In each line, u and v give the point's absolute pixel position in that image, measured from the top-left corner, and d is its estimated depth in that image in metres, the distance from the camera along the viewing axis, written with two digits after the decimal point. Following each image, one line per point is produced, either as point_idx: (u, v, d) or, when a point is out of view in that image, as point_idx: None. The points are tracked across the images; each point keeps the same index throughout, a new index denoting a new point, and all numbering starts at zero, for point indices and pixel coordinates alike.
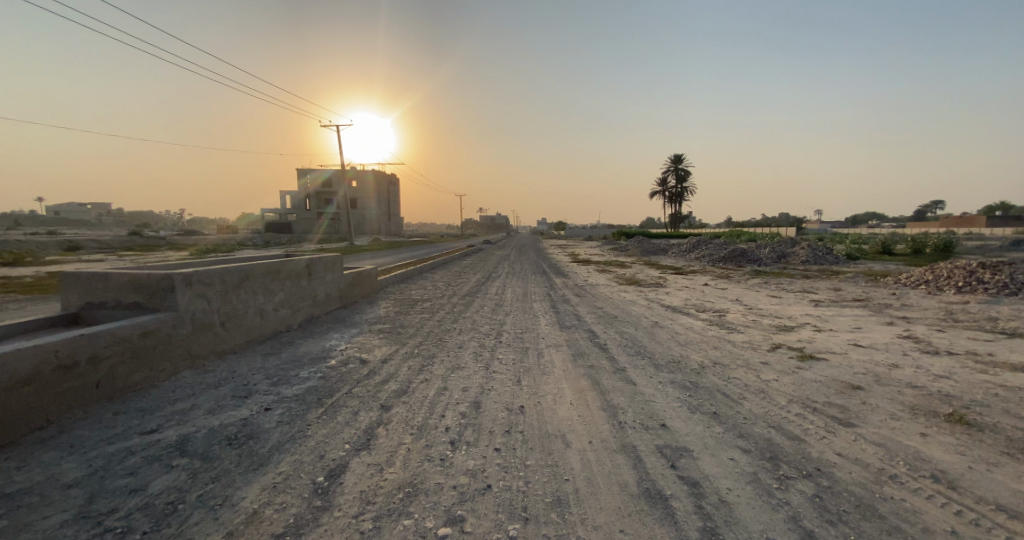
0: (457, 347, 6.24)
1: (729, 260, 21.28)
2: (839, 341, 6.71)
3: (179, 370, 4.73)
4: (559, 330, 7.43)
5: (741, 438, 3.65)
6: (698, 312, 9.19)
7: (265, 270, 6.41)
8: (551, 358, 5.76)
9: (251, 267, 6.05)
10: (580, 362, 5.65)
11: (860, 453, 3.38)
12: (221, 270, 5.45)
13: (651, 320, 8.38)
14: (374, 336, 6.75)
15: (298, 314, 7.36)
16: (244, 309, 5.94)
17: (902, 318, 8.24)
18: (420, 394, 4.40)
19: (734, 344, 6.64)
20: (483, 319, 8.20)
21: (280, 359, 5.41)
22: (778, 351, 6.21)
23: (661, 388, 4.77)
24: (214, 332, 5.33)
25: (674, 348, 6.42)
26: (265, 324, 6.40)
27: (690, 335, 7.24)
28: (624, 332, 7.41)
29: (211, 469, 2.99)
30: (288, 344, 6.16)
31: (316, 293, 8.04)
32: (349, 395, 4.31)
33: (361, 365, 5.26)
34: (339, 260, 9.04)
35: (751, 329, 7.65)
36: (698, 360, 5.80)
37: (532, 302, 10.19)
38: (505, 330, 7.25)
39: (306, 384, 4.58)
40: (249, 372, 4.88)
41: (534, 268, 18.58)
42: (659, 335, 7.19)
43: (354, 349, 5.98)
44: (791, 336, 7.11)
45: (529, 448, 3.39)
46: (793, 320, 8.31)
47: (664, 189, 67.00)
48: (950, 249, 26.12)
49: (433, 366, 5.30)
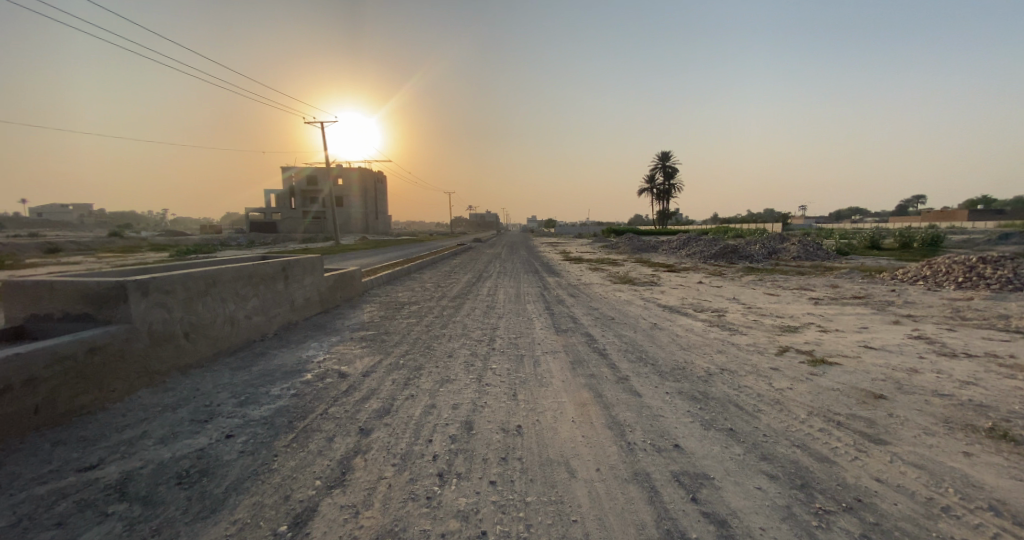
0: (447, 355, 5.78)
1: (721, 256, 21.04)
2: (849, 343, 6.42)
3: (135, 388, 4.18)
4: (555, 334, 7.02)
5: (765, 461, 3.28)
6: (697, 312, 8.85)
7: (235, 274, 5.89)
8: (547, 366, 5.35)
9: (218, 272, 5.53)
10: (580, 370, 5.24)
11: (902, 479, 3.09)
12: (182, 275, 4.91)
13: (649, 322, 7.98)
14: (356, 344, 6.26)
15: (273, 321, 6.83)
16: (211, 317, 5.42)
17: (907, 316, 8.02)
18: (405, 413, 3.96)
19: (740, 347, 6.30)
20: (474, 323, 7.74)
21: (250, 374, 4.91)
22: (788, 355, 5.88)
23: (669, 400, 4.38)
24: (176, 344, 4.79)
25: (677, 352, 6.06)
26: (236, 333, 5.87)
27: (692, 337, 6.89)
28: (623, 335, 7.01)
29: (153, 516, 2.48)
30: (261, 355, 5.64)
31: (293, 298, 7.51)
32: (324, 416, 3.85)
33: (340, 380, 4.78)
34: (318, 262, 8.50)
35: (755, 330, 7.33)
36: (704, 366, 5.44)
37: (525, 303, 9.75)
38: (497, 336, 6.81)
39: (277, 404, 4.09)
40: (215, 390, 4.37)
41: (525, 267, 18.14)
42: (660, 338, 6.83)
43: (334, 360, 5.50)
44: (798, 337, 6.79)
45: (529, 480, 2.96)
46: (796, 320, 8.02)
47: (653, 185, 67.07)
48: (938, 242, 26.17)
49: (420, 379, 4.85)
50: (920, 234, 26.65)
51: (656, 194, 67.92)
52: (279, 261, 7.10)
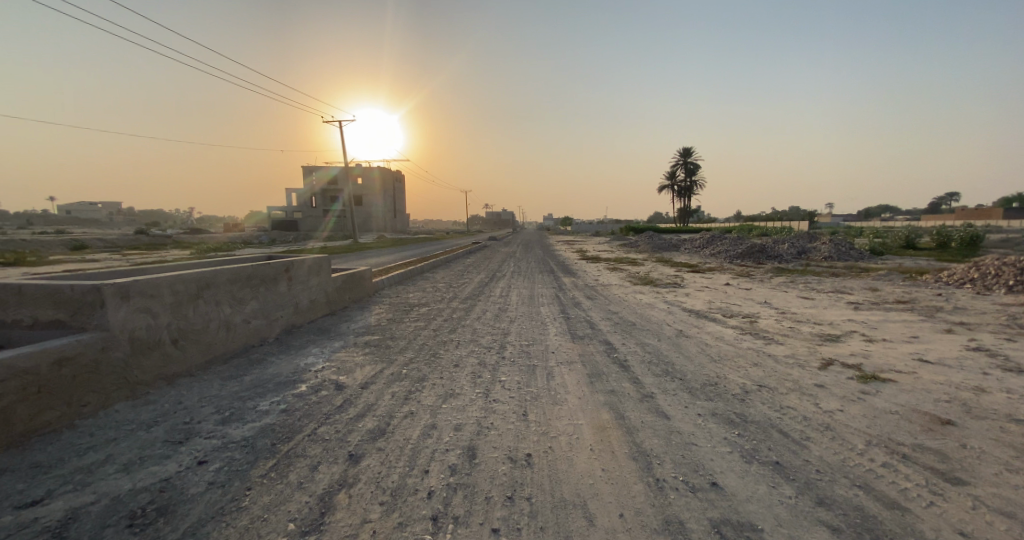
0: (454, 364, 5.36)
1: (747, 256, 20.13)
2: (900, 353, 5.73)
3: (111, 403, 3.88)
4: (572, 341, 6.50)
5: (823, 508, 2.73)
6: (725, 318, 8.22)
7: (232, 276, 5.57)
8: (563, 380, 4.85)
9: (211, 274, 5.21)
10: (599, 386, 4.73)
11: (994, 534, 2.51)
12: (168, 279, 4.62)
13: (674, 328, 7.42)
14: (358, 351, 5.86)
15: (275, 325, 6.51)
16: (203, 323, 5.10)
17: (960, 324, 7.22)
18: (402, 435, 3.53)
19: (776, 359, 5.70)
20: (485, 328, 7.29)
21: (241, 385, 4.55)
22: (832, 368, 5.24)
23: (701, 424, 3.86)
24: (161, 353, 4.50)
25: (706, 364, 5.50)
26: (231, 338, 5.55)
27: (722, 347, 6.30)
28: (645, 344, 6.46)
29: None
30: (257, 362, 5.29)
31: (297, 300, 7.18)
32: (311, 438, 3.45)
33: (335, 393, 4.39)
34: (325, 262, 8.18)
35: (792, 339, 6.69)
36: (738, 382, 4.87)
37: (540, 306, 9.26)
38: (509, 343, 6.33)
39: (262, 422, 3.71)
40: (199, 405, 4.03)
41: (541, 267, 17.65)
42: (686, 348, 6.26)
43: (333, 369, 5.11)
44: (841, 347, 6.14)
45: (538, 528, 2.51)
46: (835, 328, 7.33)
47: (673, 183, 65.70)
48: (980, 242, 24.59)
49: (422, 393, 4.41)
50: (961, 231, 25.23)
51: (675, 192, 66.38)
52: (283, 261, 6.79)
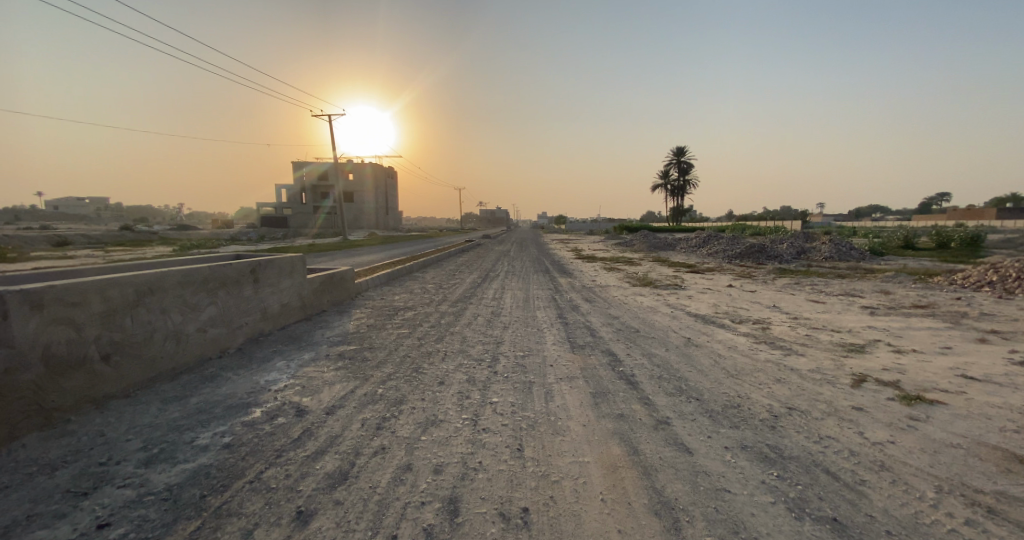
0: (438, 381, 4.67)
1: (746, 256, 19.61)
2: (937, 367, 5.13)
3: (15, 437, 3.19)
4: (571, 352, 5.83)
5: None
6: (735, 324, 7.61)
7: (184, 278, 4.82)
8: (563, 402, 4.18)
9: (157, 277, 4.47)
10: (605, 409, 4.07)
11: None
12: (97, 283, 3.89)
13: (682, 336, 6.80)
14: (330, 365, 5.15)
15: (238, 334, 5.77)
16: (146, 333, 4.35)
17: (993, 332, 6.65)
18: (369, 482, 2.84)
19: (801, 375, 5.08)
20: (475, 336, 6.58)
21: (183, 409, 3.79)
22: (868, 388, 4.62)
23: (729, 460, 3.24)
24: (89, 371, 3.79)
25: (724, 380, 4.88)
26: (183, 351, 4.79)
27: (737, 359, 5.68)
28: (652, 354, 5.82)
29: None
30: (210, 380, 4.55)
31: (265, 305, 6.44)
32: (254, 487, 2.76)
33: (295, 421, 3.67)
34: (300, 262, 7.44)
35: (812, 350, 6.08)
36: (764, 404, 4.24)
37: (536, 310, 8.61)
38: (502, 355, 5.65)
39: (195, 462, 2.98)
40: (124, 437, 3.27)
41: (537, 267, 16.98)
42: (699, 360, 5.63)
43: (298, 388, 4.40)
44: (869, 360, 5.54)
45: None
46: (857, 336, 6.73)
47: (667, 182, 65.44)
48: (979, 243, 24.27)
49: (399, 421, 3.72)
50: (960, 231, 24.98)
51: (670, 190, 65.99)
52: (249, 261, 6.05)
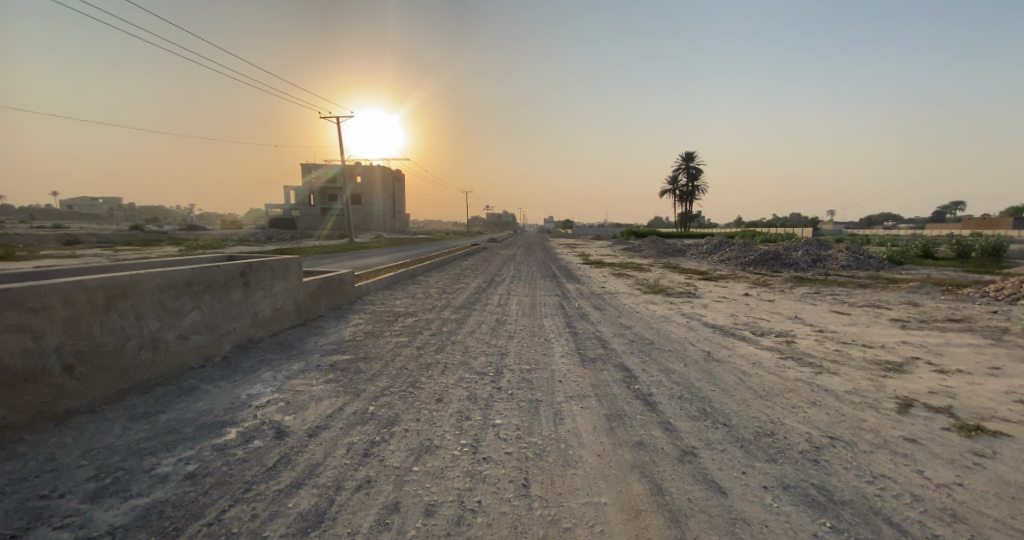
0: (436, 398, 4.25)
1: (759, 264, 19.05)
2: (990, 392, 4.64)
3: None
4: (582, 366, 5.37)
5: None
6: (756, 337, 7.10)
7: (163, 281, 4.43)
8: (575, 426, 3.74)
9: (131, 279, 4.07)
10: (622, 435, 3.62)
11: None
12: (60, 285, 3.49)
13: (701, 349, 6.31)
14: (320, 377, 4.74)
15: (225, 341, 5.37)
16: (118, 341, 3.95)
17: None
18: (347, 528, 2.41)
19: (837, 397, 4.58)
20: (478, 347, 6.13)
21: (150, 428, 3.37)
22: (916, 415, 4.15)
23: (771, 505, 2.76)
24: (47, 384, 3.38)
25: (753, 402, 4.39)
26: (160, 361, 4.39)
27: (764, 377, 5.17)
28: (670, 370, 5.33)
29: None
30: (187, 393, 4.15)
31: (256, 310, 6.05)
32: (211, 532, 2.34)
33: (272, 445, 3.25)
34: (296, 264, 7.07)
35: (846, 368, 5.56)
36: (802, 433, 3.75)
37: (543, 318, 8.16)
38: (506, 369, 5.20)
39: (150, 497, 2.56)
40: (77, 463, 2.85)
41: (544, 272, 16.53)
42: (721, 377, 5.15)
43: (282, 404, 3.99)
44: (911, 382, 5.01)
45: None
46: (891, 353, 6.22)
47: (676, 187, 64.88)
48: (1002, 253, 23.49)
49: (390, 447, 3.30)
50: (980, 241, 24.23)
51: (679, 196, 65.33)
52: (238, 263, 5.68)
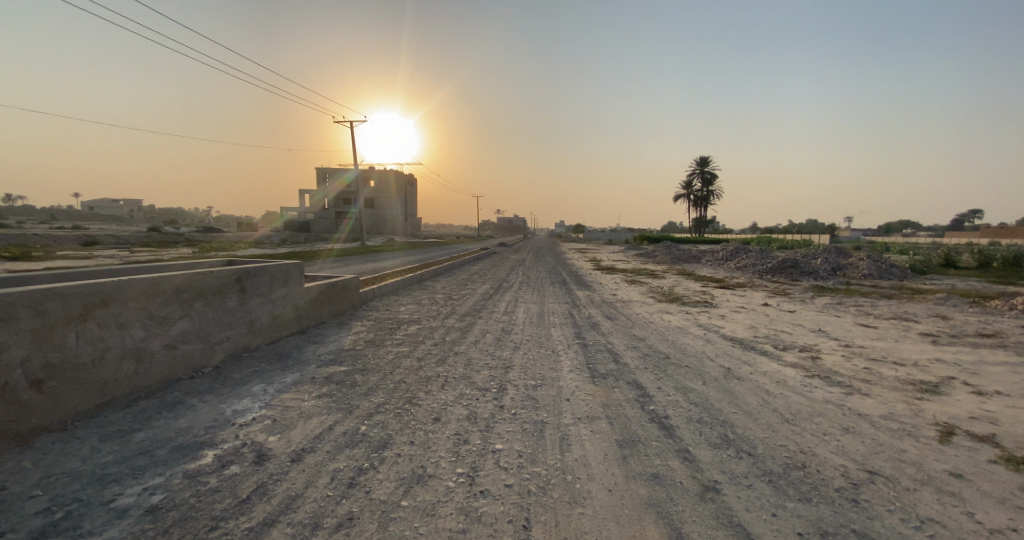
0: (433, 418, 3.94)
1: (777, 272, 18.46)
2: None
3: None
4: (592, 383, 5.03)
5: None
6: (779, 352, 6.66)
7: (148, 288, 4.22)
8: (583, 454, 3.39)
9: (107, 287, 3.85)
10: (636, 466, 3.26)
11: None
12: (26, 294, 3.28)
13: (720, 365, 5.90)
14: (313, 391, 4.46)
15: (217, 351, 5.15)
16: (95, 353, 3.75)
17: None
18: None
19: (872, 422, 4.16)
20: (481, 359, 5.81)
21: (121, 452, 3.12)
22: (962, 444, 3.71)
23: None
24: (10, 400, 3.16)
25: (780, 428, 4.00)
26: (143, 374, 4.17)
27: (790, 398, 4.76)
28: (688, 389, 4.94)
29: None
30: (170, 408, 3.91)
31: (252, 317, 5.82)
32: None
33: (249, 472, 2.97)
34: (297, 269, 6.85)
35: (878, 388, 5.12)
36: (837, 466, 3.35)
37: (551, 328, 7.82)
38: (510, 384, 4.86)
39: (102, 536, 2.30)
40: (32, 493, 2.61)
41: (554, 278, 16.18)
42: (744, 397, 4.77)
43: (268, 423, 3.71)
44: (951, 405, 4.57)
45: None
46: (926, 371, 5.74)
47: (689, 192, 64.00)
48: None
49: (377, 477, 2.98)
50: (1007, 250, 23.29)
51: (692, 201, 64.48)
52: (234, 268, 5.45)
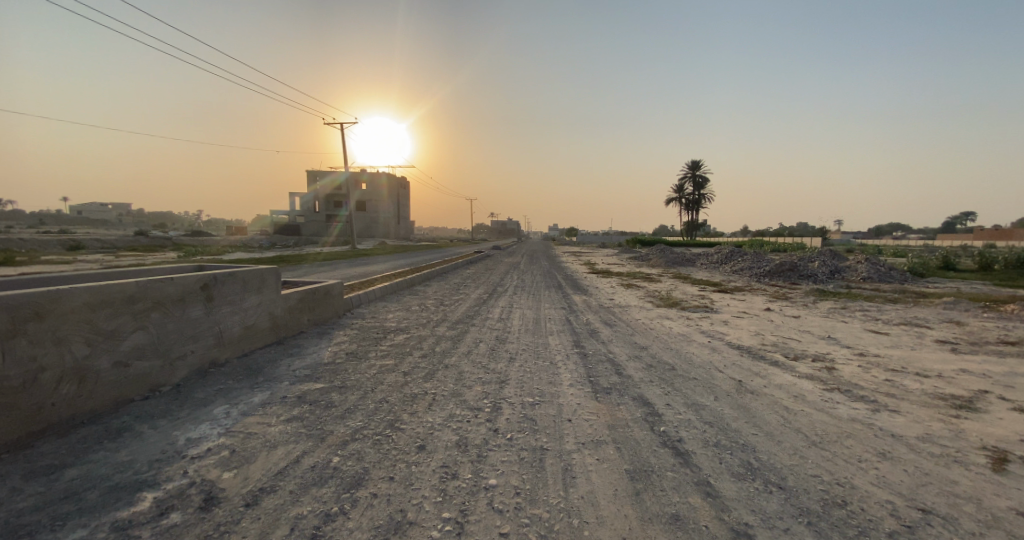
0: (417, 447, 3.44)
1: (775, 275, 18.16)
2: None
3: None
4: (594, 400, 4.55)
5: None
6: (791, 362, 6.23)
7: (94, 298, 3.71)
8: (590, 491, 2.92)
9: (39, 297, 3.33)
10: (653, 506, 2.80)
11: None
12: None
13: (731, 378, 5.45)
14: (282, 414, 3.95)
15: (179, 366, 4.62)
16: (25, 374, 3.23)
17: None
18: None
19: (909, 445, 3.73)
20: (473, 373, 5.32)
21: (40, 497, 2.61)
22: (1018, 474, 3.27)
23: None
24: None
25: (809, 453, 3.56)
26: (87, 396, 3.66)
27: (812, 416, 4.33)
28: (700, 406, 4.49)
29: None
30: (114, 436, 3.39)
31: (221, 328, 5.29)
32: None
33: (191, 523, 2.46)
34: (273, 275, 6.33)
35: (906, 403, 4.71)
36: (881, 502, 2.91)
37: (548, 336, 7.33)
38: (505, 403, 4.37)
39: None
40: None
41: (550, 282, 15.77)
42: (762, 415, 4.33)
43: (225, 455, 3.20)
44: (991, 425, 4.15)
45: None
46: (954, 384, 5.32)
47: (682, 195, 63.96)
48: None
49: (346, 527, 2.48)
50: (1005, 253, 23.22)
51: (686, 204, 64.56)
52: (200, 275, 4.93)
